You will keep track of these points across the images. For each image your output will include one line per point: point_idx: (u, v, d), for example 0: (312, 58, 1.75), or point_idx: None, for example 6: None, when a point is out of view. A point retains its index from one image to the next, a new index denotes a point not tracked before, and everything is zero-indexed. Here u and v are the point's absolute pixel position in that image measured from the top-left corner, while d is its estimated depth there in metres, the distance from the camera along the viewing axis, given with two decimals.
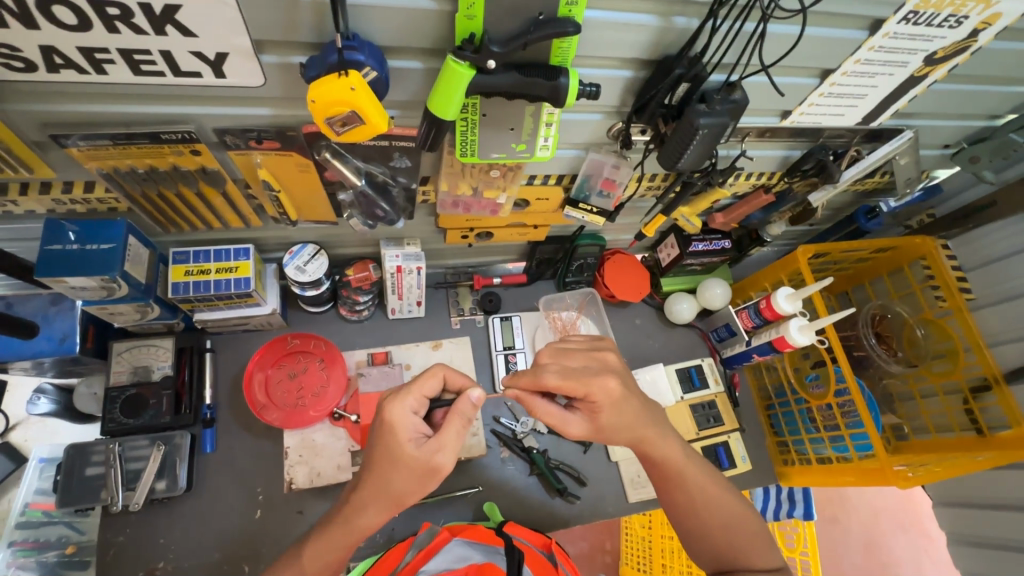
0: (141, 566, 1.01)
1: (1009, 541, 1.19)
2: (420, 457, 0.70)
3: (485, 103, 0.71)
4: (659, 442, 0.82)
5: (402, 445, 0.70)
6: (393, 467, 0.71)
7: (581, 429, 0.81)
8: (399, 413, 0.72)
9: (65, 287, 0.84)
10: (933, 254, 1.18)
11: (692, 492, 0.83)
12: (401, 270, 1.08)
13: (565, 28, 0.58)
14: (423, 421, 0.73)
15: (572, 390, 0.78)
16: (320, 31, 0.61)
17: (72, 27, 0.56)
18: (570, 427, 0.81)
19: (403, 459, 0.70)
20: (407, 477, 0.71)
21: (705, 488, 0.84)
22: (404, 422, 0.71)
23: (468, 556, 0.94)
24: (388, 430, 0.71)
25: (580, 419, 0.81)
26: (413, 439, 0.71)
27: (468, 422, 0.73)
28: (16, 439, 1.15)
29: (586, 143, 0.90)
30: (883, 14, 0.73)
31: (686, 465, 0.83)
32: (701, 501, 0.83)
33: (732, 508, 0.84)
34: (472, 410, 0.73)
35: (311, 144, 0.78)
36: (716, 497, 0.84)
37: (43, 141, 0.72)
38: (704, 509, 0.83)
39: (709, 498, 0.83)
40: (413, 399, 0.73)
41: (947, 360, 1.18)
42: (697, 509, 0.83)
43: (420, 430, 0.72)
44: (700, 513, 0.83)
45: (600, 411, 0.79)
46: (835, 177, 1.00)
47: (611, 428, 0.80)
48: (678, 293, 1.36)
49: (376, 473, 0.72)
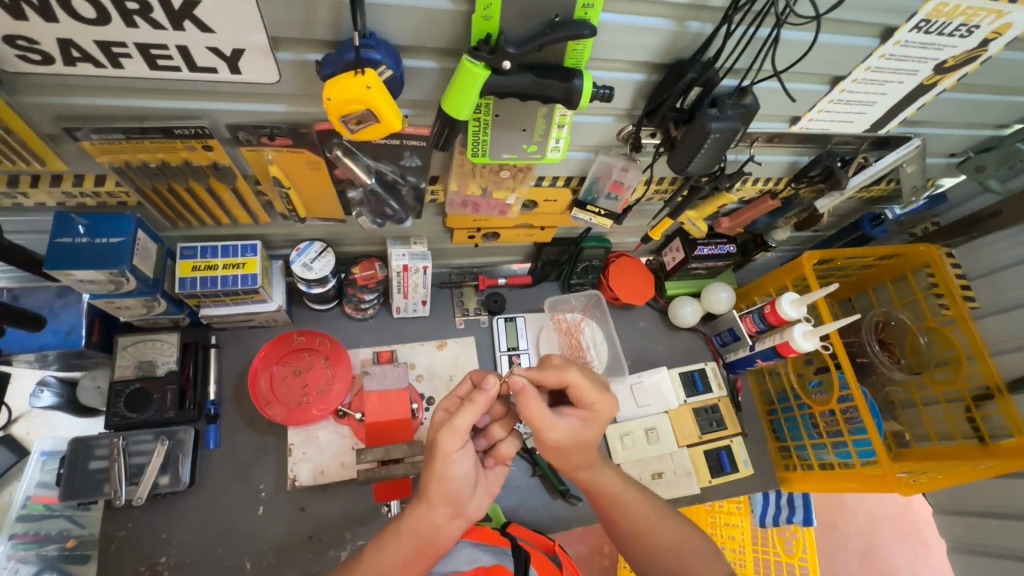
0: (142, 561, 1.01)
1: (1011, 550, 1.19)
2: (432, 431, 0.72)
3: (498, 103, 0.72)
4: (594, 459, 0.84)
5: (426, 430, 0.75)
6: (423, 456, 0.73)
7: (562, 437, 0.77)
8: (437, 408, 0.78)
9: (73, 280, 0.84)
10: (938, 262, 1.18)
11: (632, 510, 0.84)
12: (407, 269, 1.08)
13: (581, 30, 0.59)
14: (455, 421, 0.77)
15: (586, 396, 0.77)
16: (337, 29, 0.61)
17: (91, 21, 0.56)
18: (552, 432, 0.77)
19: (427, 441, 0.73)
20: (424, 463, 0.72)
21: (642, 508, 0.84)
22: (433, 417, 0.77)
23: (476, 557, 0.91)
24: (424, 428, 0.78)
25: (566, 426, 0.77)
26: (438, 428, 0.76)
27: (475, 405, 0.70)
28: (17, 433, 1.13)
29: (596, 145, 0.91)
30: (894, 22, 0.73)
31: (620, 492, 0.84)
32: (642, 520, 0.83)
33: (676, 531, 0.83)
34: (482, 396, 0.70)
35: (323, 142, 0.78)
36: (655, 517, 0.84)
37: (56, 134, 0.72)
38: (645, 530, 0.82)
39: (648, 521, 0.83)
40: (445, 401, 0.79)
41: (950, 368, 1.19)
42: (642, 528, 0.83)
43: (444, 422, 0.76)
44: (643, 531, 0.82)
45: (597, 416, 0.78)
46: (843, 183, 1.01)
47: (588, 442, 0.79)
48: (682, 297, 1.36)
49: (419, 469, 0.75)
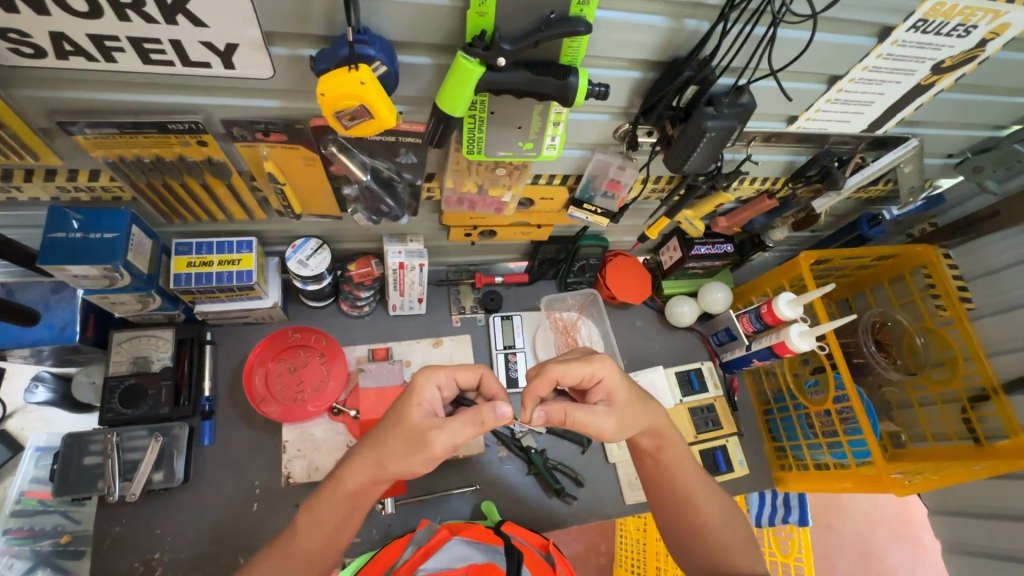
0: (136, 556, 1.01)
1: (1007, 551, 1.18)
2: (421, 425, 0.73)
3: (494, 100, 0.71)
4: (669, 425, 0.88)
5: (411, 408, 0.75)
6: (393, 428, 0.76)
7: (608, 423, 0.79)
8: (426, 382, 0.77)
9: (67, 275, 0.83)
10: (935, 262, 1.18)
11: (693, 484, 0.87)
12: (403, 266, 1.08)
13: (577, 27, 0.58)
14: (441, 402, 0.78)
15: (584, 375, 0.80)
16: (331, 24, 0.61)
17: (83, 14, 0.55)
18: (603, 425, 0.78)
19: (405, 422, 0.74)
20: (399, 441, 0.74)
21: (702, 485, 0.88)
22: (424, 391, 0.76)
23: (468, 555, 0.92)
24: (407, 393, 0.77)
25: (608, 413, 0.79)
26: (425, 406, 0.76)
27: (480, 426, 0.71)
28: (12, 427, 1.16)
29: (592, 143, 0.90)
30: (892, 22, 0.73)
31: (686, 464, 0.88)
32: (699, 496, 0.87)
33: (723, 513, 0.88)
34: (490, 420, 0.71)
35: (318, 138, 0.78)
36: (709, 492, 0.88)
37: (50, 128, 0.72)
38: (700, 504, 0.86)
39: (702, 499, 0.87)
40: (441, 376, 0.78)
41: (946, 368, 1.19)
42: (698, 503, 0.86)
43: (434, 408, 0.77)
44: (695, 504, 0.86)
45: (614, 391, 0.82)
46: (839, 183, 1.01)
47: (631, 413, 0.82)
48: (679, 296, 1.36)
49: (379, 429, 0.77)
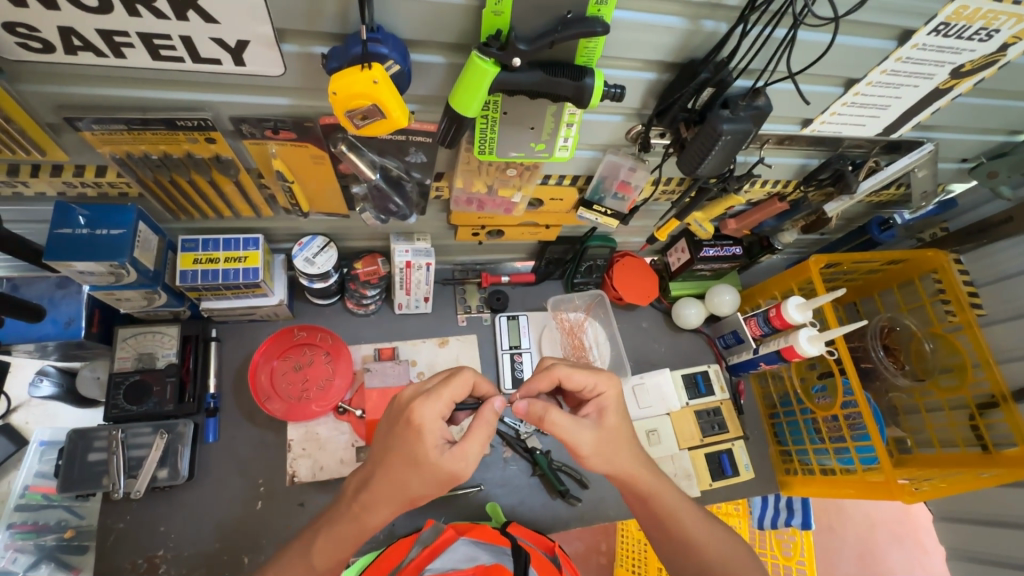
0: (140, 553, 1.01)
1: (1012, 559, 1.18)
2: (441, 464, 0.67)
3: (507, 100, 0.70)
4: (655, 477, 0.80)
5: (424, 449, 0.67)
6: (412, 470, 0.68)
7: (587, 437, 0.75)
8: (430, 416, 0.68)
9: (73, 271, 0.83)
10: (946, 268, 1.16)
11: (689, 526, 0.80)
12: (410, 265, 1.07)
13: (594, 27, 0.57)
14: (445, 428, 0.70)
15: (585, 383, 0.78)
16: (344, 22, 0.60)
17: (92, 9, 0.54)
18: (580, 436, 0.74)
19: (422, 464, 0.67)
20: (425, 480, 0.68)
21: (698, 525, 0.81)
22: (431, 427, 0.68)
23: (474, 556, 0.90)
24: (413, 433, 0.68)
25: (588, 425, 0.75)
26: (436, 444, 0.68)
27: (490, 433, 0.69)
28: (17, 421, 1.15)
29: (604, 144, 0.89)
30: (913, 26, 0.72)
31: (679, 509, 0.80)
32: (696, 535, 0.80)
33: (723, 538, 0.81)
34: (493, 417, 0.70)
35: (327, 136, 0.77)
36: (705, 528, 0.81)
37: (57, 123, 0.71)
38: (703, 548, 0.79)
39: (696, 540, 0.79)
40: (442, 406, 0.69)
41: (954, 375, 1.17)
42: (695, 544, 0.79)
43: (445, 436, 0.70)
44: (691, 544, 0.79)
45: (608, 410, 0.77)
46: (853, 187, 1.00)
47: (617, 438, 0.77)
48: (686, 298, 1.35)
49: (392, 470, 0.69)
